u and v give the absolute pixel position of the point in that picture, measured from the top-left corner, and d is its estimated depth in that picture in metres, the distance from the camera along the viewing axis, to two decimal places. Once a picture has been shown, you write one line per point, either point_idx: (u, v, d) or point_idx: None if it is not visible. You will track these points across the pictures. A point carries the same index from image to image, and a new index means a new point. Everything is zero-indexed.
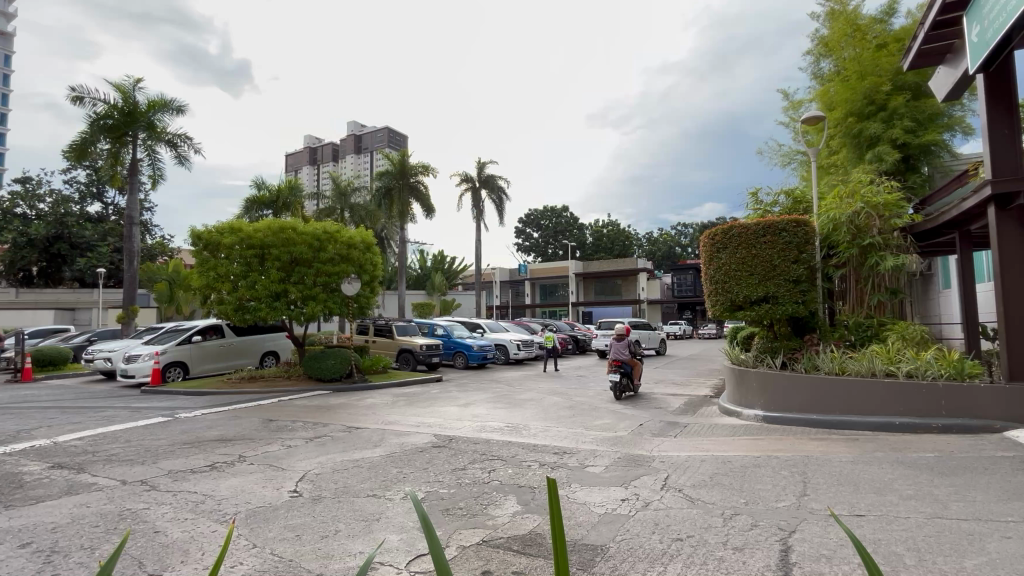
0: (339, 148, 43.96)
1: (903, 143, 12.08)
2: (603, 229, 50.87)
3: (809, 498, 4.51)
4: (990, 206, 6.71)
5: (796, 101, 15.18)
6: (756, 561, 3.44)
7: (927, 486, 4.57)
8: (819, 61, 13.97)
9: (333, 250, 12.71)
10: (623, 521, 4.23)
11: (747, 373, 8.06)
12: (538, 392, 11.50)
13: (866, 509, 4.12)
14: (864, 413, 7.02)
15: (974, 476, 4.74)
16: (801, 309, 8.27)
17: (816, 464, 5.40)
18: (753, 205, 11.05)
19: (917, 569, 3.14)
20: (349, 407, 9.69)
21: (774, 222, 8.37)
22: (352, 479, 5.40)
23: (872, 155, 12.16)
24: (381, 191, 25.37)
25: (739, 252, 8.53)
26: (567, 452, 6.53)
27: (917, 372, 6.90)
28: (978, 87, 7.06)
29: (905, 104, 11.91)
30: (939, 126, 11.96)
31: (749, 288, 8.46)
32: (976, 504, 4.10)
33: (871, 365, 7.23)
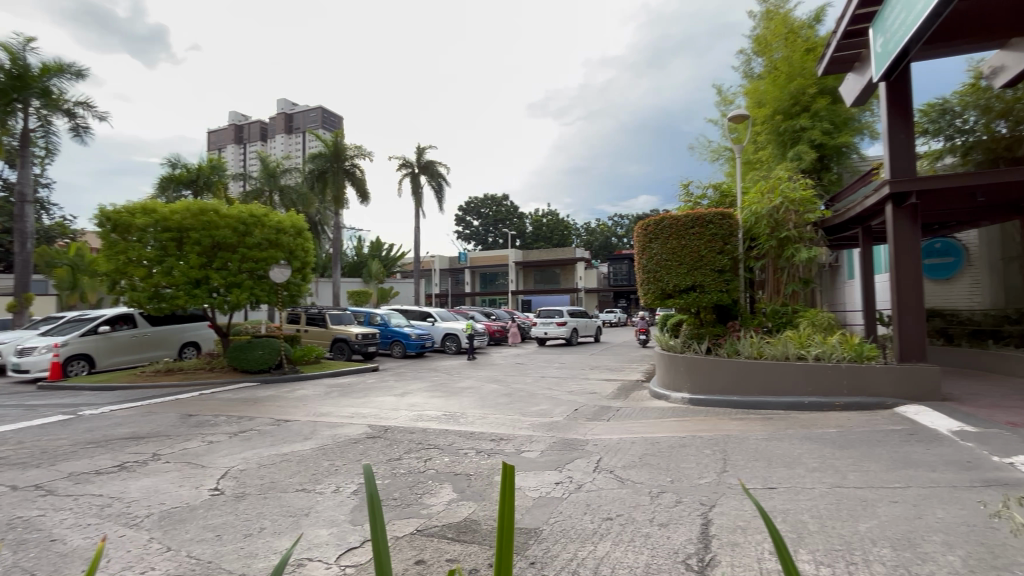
0: (268, 126, 41.56)
1: (821, 144, 13.01)
2: (543, 219, 51.50)
3: (728, 474, 4.81)
4: (888, 205, 7.34)
5: (728, 97, 15.93)
6: (679, 536, 3.63)
7: (829, 459, 5.00)
8: (751, 61, 14.70)
9: (259, 235, 11.95)
10: (556, 504, 4.34)
11: (675, 358, 8.52)
12: (477, 380, 11.52)
13: (777, 482, 4.46)
14: (778, 393, 7.55)
15: (869, 448, 5.24)
16: (725, 297, 8.79)
17: (734, 442, 5.77)
18: (684, 197, 11.58)
19: (818, 535, 3.43)
20: (279, 400, 9.26)
21: (702, 214, 8.78)
22: (279, 475, 5.17)
23: (793, 155, 13.02)
24: (314, 173, 24.29)
25: (670, 243, 8.89)
26: (503, 439, 6.57)
27: (824, 355, 7.53)
28: (881, 95, 7.68)
29: (826, 107, 12.82)
30: (851, 130, 12.96)
31: (679, 277, 8.85)
32: (869, 473, 4.53)
33: (785, 350, 7.78)
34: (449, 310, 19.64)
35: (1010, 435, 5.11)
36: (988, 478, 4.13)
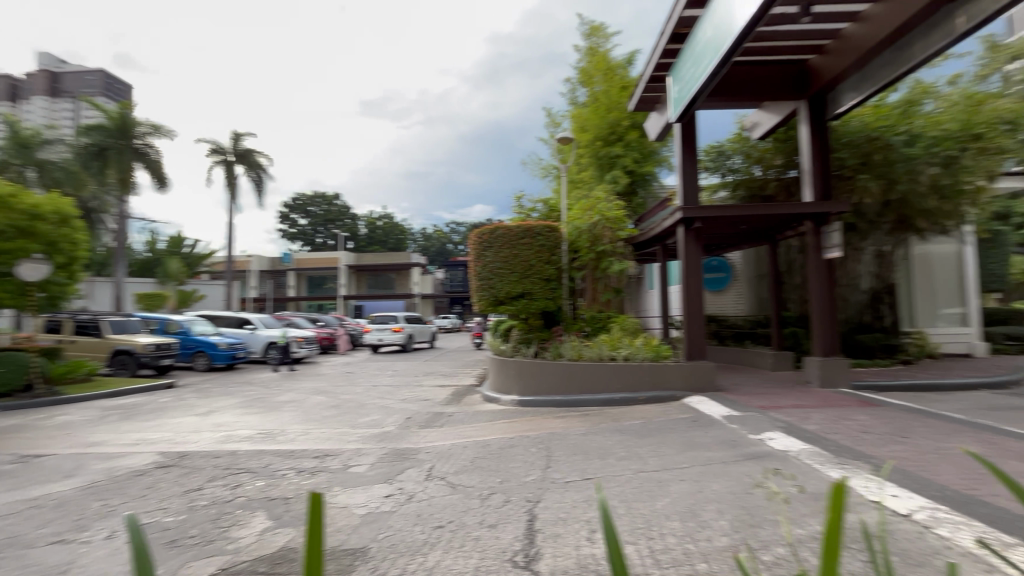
0: (21, 84, 32.98)
1: (631, 171, 14.91)
2: (377, 222, 49.87)
3: (552, 469, 5.13)
4: (680, 227, 8.67)
5: (555, 119, 17.35)
6: (507, 534, 3.74)
7: (634, 447, 5.66)
8: (575, 90, 16.24)
9: (1, 220, 9.42)
10: (385, 519, 4.14)
11: (505, 362, 8.93)
12: (300, 393, 10.55)
13: (593, 473, 4.89)
14: (594, 391, 8.34)
15: (664, 435, 6.06)
16: (551, 304, 9.45)
17: (557, 439, 6.20)
18: (516, 209, 12.23)
19: (626, 517, 3.83)
20: (27, 430, 7.29)
21: (532, 226, 9.34)
22: (23, 527, 4.03)
23: (610, 178, 14.65)
24: (90, 150, 20.15)
25: (502, 252, 9.28)
26: (328, 455, 6.09)
27: (631, 355, 8.56)
28: (676, 133, 9.03)
29: (636, 139, 14.75)
30: (653, 161, 15.07)
31: (510, 284, 9.29)
32: (664, 457, 5.24)
33: (600, 352, 8.64)
34: (274, 318, 17.59)
35: (761, 416, 6.38)
36: (748, 453, 5.08)
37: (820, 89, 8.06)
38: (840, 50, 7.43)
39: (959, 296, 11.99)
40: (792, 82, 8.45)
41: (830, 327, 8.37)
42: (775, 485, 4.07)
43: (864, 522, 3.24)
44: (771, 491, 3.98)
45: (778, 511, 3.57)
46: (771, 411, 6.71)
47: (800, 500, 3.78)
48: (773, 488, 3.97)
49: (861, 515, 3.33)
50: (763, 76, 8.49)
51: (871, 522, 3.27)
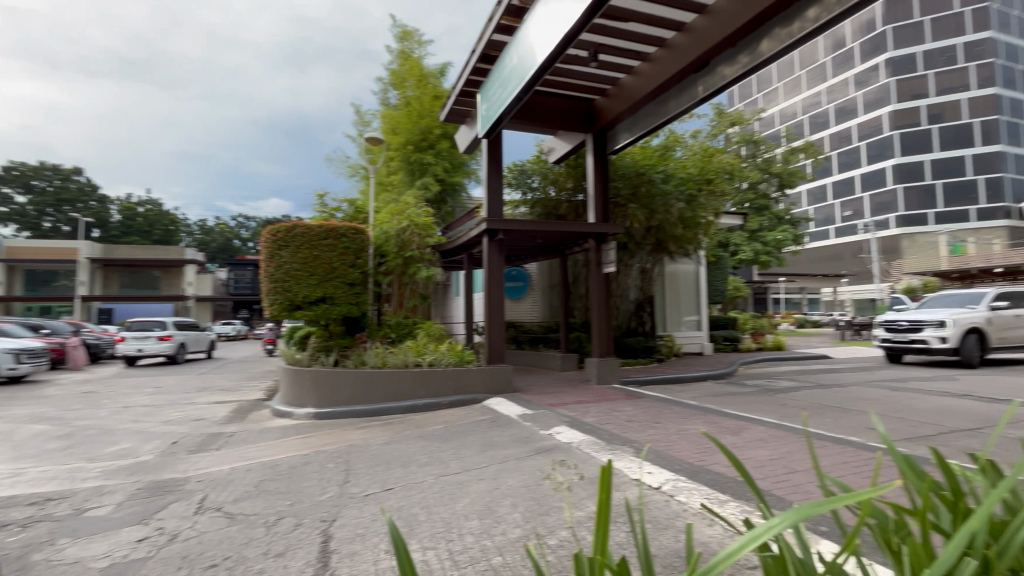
0: None
1: (441, 180, 15.18)
2: (139, 208, 41.35)
3: (350, 484, 4.85)
4: (485, 237, 9.07)
5: (364, 118, 16.75)
6: (297, 561, 3.40)
7: (436, 452, 5.70)
8: (387, 91, 15.94)
9: None
10: (136, 568, 3.39)
11: (301, 372, 8.23)
12: (8, 422, 8.05)
13: (394, 482, 4.77)
14: (398, 398, 8.17)
15: (465, 437, 6.24)
16: (354, 309, 9.00)
17: (357, 451, 5.90)
18: (318, 207, 11.40)
19: (427, 523, 3.82)
20: None
21: (335, 227, 8.79)
22: None
23: (420, 184, 14.66)
24: None
25: (300, 253, 8.53)
26: (52, 499, 4.76)
27: (436, 361, 8.61)
28: (483, 148, 9.47)
29: (447, 148, 15.07)
30: (463, 172, 15.61)
31: (309, 288, 8.58)
32: (465, 458, 5.39)
33: (405, 358, 8.52)
34: None
35: (550, 413, 7.04)
36: (539, 447, 5.55)
37: (602, 126, 9.33)
38: (617, 95, 8.70)
39: (695, 306, 15.06)
40: (581, 117, 9.58)
41: (606, 332, 9.70)
42: (561, 474, 4.51)
43: (627, 498, 3.78)
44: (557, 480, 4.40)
45: (562, 498, 3.95)
46: (559, 408, 7.46)
47: (579, 485, 4.26)
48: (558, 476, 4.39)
49: (625, 492, 3.88)
50: (558, 107, 9.45)
51: (633, 497, 3.83)
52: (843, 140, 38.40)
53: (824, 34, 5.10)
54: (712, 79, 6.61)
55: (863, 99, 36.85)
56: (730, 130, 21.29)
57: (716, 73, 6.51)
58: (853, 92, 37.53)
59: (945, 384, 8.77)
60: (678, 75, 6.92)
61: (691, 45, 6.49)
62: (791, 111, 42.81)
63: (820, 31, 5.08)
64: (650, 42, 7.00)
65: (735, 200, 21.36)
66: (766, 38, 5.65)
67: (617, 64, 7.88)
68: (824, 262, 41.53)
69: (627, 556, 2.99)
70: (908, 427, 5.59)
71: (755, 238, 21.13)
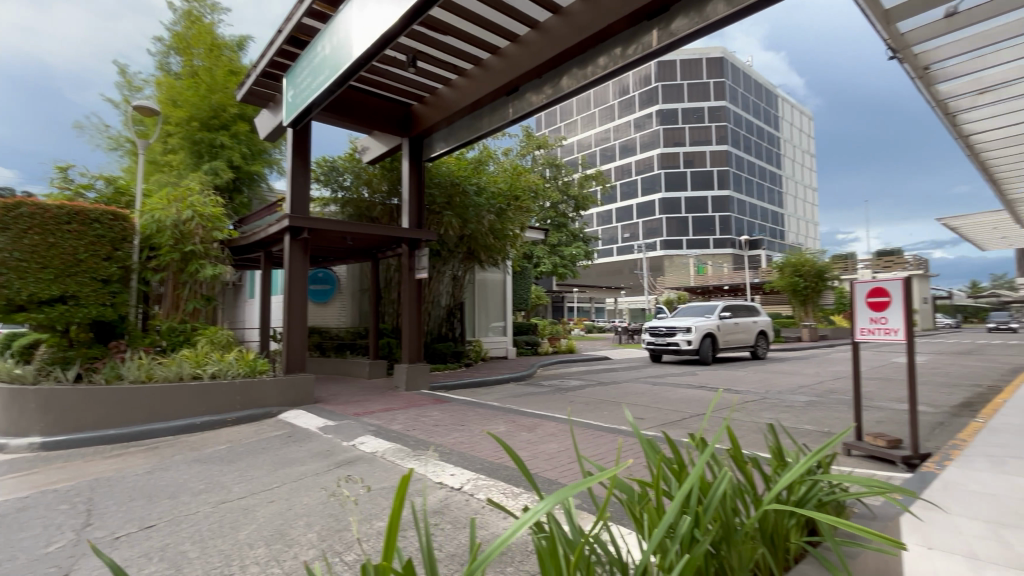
0: None
1: (236, 166, 13.42)
2: None
3: (93, 527, 3.91)
4: (286, 235, 8.30)
5: (134, 82, 13.96)
6: None
7: (215, 477, 4.95)
8: (168, 56, 13.58)
9: None
10: None
11: (22, 392, 6.42)
12: None
13: (157, 518, 4.01)
14: (167, 418, 6.89)
15: (253, 457, 5.56)
16: (108, 312, 7.37)
17: (106, 486, 4.80)
18: (60, 183, 9.14)
19: (199, 560, 3.30)
20: None
21: (85, 209, 7.12)
22: None
23: (208, 168, 12.72)
24: None
25: (28, 238, 6.66)
26: None
27: (220, 372, 7.53)
28: (288, 137, 8.68)
29: (245, 132, 13.40)
30: (263, 161, 14.06)
31: (40, 284, 6.75)
32: (252, 481, 4.79)
33: (179, 370, 7.26)
34: None
35: (354, 423, 6.73)
36: (340, 460, 5.23)
37: (419, 132, 9.35)
38: (434, 105, 8.80)
39: (501, 313, 16.04)
40: (398, 121, 9.45)
41: (416, 337, 9.70)
42: (349, 490, 4.31)
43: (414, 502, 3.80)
44: (350, 492, 4.21)
45: (352, 511, 3.76)
46: (364, 417, 7.18)
47: (379, 496, 4.15)
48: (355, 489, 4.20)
49: (415, 498, 3.88)
50: (374, 107, 9.17)
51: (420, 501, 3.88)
52: (625, 173, 45.19)
53: (611, 81, 5.91)
54: (521, 104, 7.13)
55: (640, 140, 43.97)
56: (537, 152, 23.35)
57: (525, 99, 7.03)
58: (634, 133, 44.53)
59: (688, 379, 10.88)
60: (492, 95, 7.30)
61: (504, 69, 6.91)
62: (587, 142, 48.78)
63: (608, 77, 5.88)
64: (466, 58, 7.26)
65: (540, 216, 23.43)
66: (566, 75, 6.32)
67: (435, 74, 7.98)
68: (608, 276, 47.98)
69: (410, 556, 2.99)
70: (663, 416, 6.78)
71: (555, 252, 23.43)
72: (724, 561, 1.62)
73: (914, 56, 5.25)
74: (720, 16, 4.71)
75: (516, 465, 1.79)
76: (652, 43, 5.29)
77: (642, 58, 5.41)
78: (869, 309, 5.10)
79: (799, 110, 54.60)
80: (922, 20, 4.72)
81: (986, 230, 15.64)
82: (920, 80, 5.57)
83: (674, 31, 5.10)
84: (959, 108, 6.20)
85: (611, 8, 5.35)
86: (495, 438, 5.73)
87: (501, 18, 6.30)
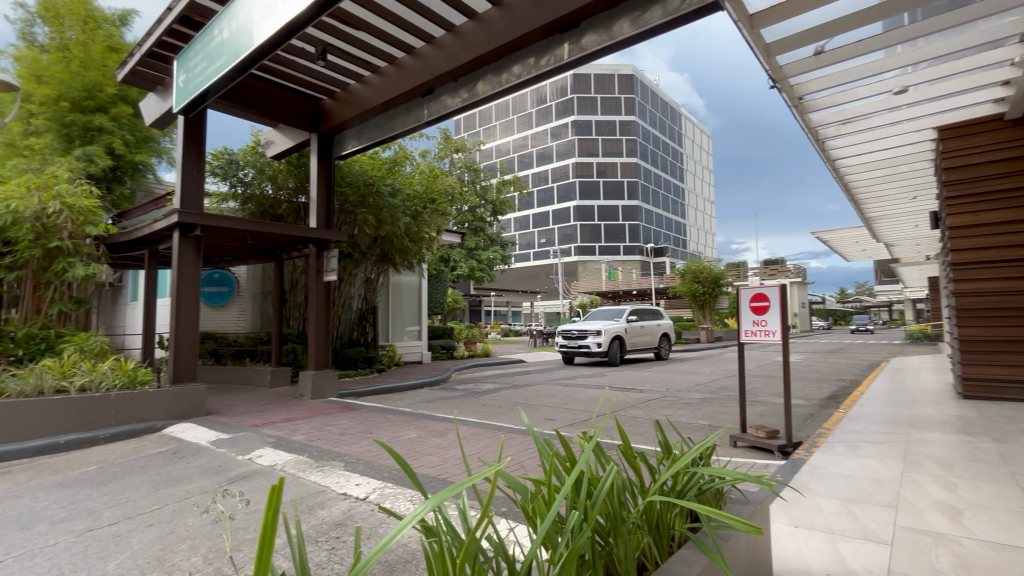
0: None
1: (116, 154, 12.03)
2: None
3: None
4: (175, 232, 7.59)
5: None
6: None
7: (82, 502, 4.38)
8: (32, 25, 11.93)
9: None
10: None
11: None
12: None
13: (4, 554, 3.47)
14: (22, 438, 5.92)
15: (130, 477, 4.98)
16: None
17: None
18: None
19: None
20: None
21: None
22: None
23: (81, 154, 11.24)
24: None
25: None
26: None
27: (91, 385, 6.70)
28: (179, 126, 7.94)
29: (127, 116, 12.08)
30: (148, 150, 12.75)
31: None
32: (128, 504, 4.29)
33: (39, 383, 6.36)
34: None
35: (252, 435, 6.27)
36: (233, 476, 4.84)
37: (329, 129, 8.95)
38: (345, 101, 8.48)
39: (416, 317, 15.77)
40: (306, 115, 8.99)
41: (324, 343, 9.27)
42: (222, 504, 3.97)
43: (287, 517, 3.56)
44: (236, 509, 3.90)
45: (240, 532, 3.48)
46: (263, 428, 6.71)
47: (266, 514, 3.87)
48: (241, 505, 3.89)
49: (306, 513, 3.65)
50: (280, 98, 8.65)
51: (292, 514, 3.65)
52: (542, 180, 46.34)
53: (524, 89, 6.02)
54: (436, 106, 7.05)
55: (557, 149, 45.36)
56: (455, 155, 23.32)
57: (440, 101, 6.97)
58: (550, 142, 45.82)
59: (598, 380, 11.33)
60: (406, 94, 7.16)
61: (419, 70, 6.81)
62: (505, 148, 49.44)
63: (522, 86, 5.99)
64: (379, 55, 7.07)
65: (457, 219, 23.35)
66: (481, 80, 6.36)
67: (346, 69, 7.69)
68: (524, 280, 48.74)
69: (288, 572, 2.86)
70: (572, 416, 6.99)
71: (472, 256, 23.43)
72: (610, 552, 1.72)
73: (790, 87, 5.88)
74: (626, 36, 4.97)
75: (398, 464, 1.63)
76: (563, 55, 5.47)
77: (554, 69, 5.57)
78: (753, 313, 5.61)
79: (700, 129, 59.14)
80: (796, 55, 5.30)
81: (849, 244, 17.83)
82: (796, 109, 6.25)
83: (584, 46, 5.31)
84: (827, 136, 7.03)
85: (525, 19, 5.47)
86: (387, 444, 5.65)
87: (415, 18, 6.21)
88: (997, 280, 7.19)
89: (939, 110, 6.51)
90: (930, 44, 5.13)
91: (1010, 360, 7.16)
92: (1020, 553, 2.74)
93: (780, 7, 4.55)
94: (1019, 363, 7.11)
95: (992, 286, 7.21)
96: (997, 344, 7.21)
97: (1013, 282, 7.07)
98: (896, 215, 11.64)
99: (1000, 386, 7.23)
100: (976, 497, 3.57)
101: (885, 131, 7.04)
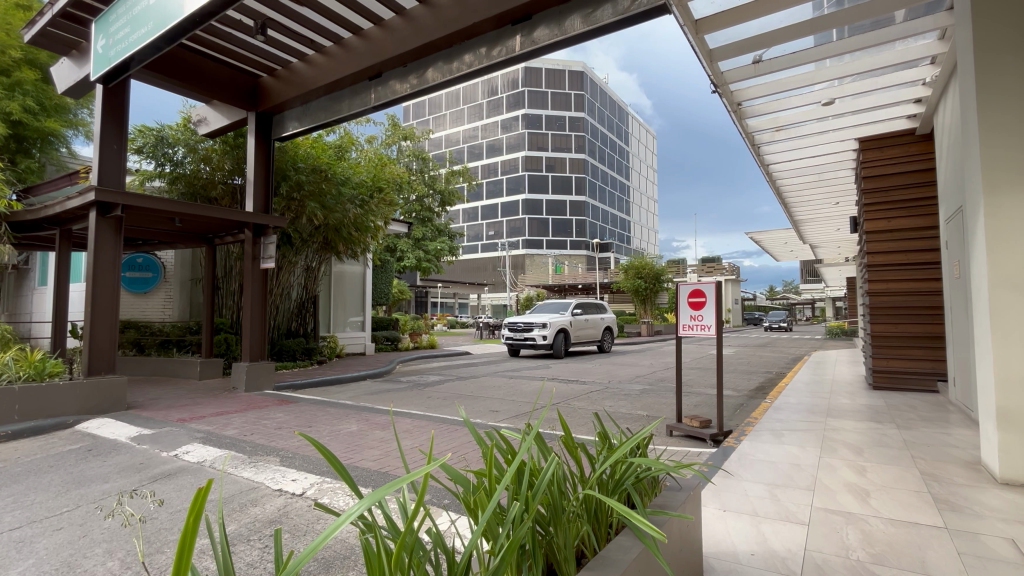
0: None
1: (20, 122, 10.84)
2: None
3: None
4: (91, 211, 6.97)
5: None
6: None
7: None
8: None
9: None
10: None
11: None
12: None
13: None
14: None
15: (37, 478, 4.55)
16: None
17: None
18: None
19: None
20: None
21: None
22: None
23: None
24: None
25: None
26: None
27: None
28: (98, 96, 7.26)
29: (33, 82, 10.93)
30: (61, 119, 11.67)
31: None
32: (31, 507, 3.90)
33: None
34: None
35: (178, 430, 5.90)
36: (157, 474, 4.53)
37: (268, 108, 8.50)
38: (287, 79, 8.08)
39: (360, 308, 15.37)
40: (243, 92, 8.50)
41: (260, 334, 8.85)
42: (136, 508, 3.68)
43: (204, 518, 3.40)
44: (153, 514, 3.62)
45: (160, 537, 3.25)
46: (191, 423, 6.34)
47: (183, 517, 3.62)
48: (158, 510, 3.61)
49: (237, 514, 3.47)
50: (214, 72, 8.12)
51: (210, 515, 3.50)
52: (491, 172, 46.23)
53: (476, 80, 5.93)
54: (383, 90, 6.79)
55: (507, 142, 45.42)
56: (403, 143, 22.89)
57: (389, 85, 6.70)
58: (501, 134, 45.74)
59: (542, 372, 11.49)
60: (352, 77, 6.89)
61: (366, 51, 6.57)
62: (455, 137, 48.89)
63: (473, 76, 5.90)
64: (325, 34, 6.78)
65: (404, 209, 22.90)
66: (432, 67, 6.20)
67: (287, 45, 7.31)
68: (471, 271, 48.42)
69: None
70: (516, 408, 7.05)
71: (419, 246, 23.05)
72: (551, 541, 1.74)
73: (731, 93, 6.12)
74: (578, 32, 4.97)
75: (331, 458, 1.54)
76: (515, 47, 5.42)
77: (506, 61, 5.53)
78: (690, 308, 5.85)
79: (645, 129, 60.99)
80: (737, 62, 5.54)
81: (778, 244, 18.96)
82: (735, 114, 6.53)
83: (536, 39, 5.29)
84: (762, 142, 7.39)
85: (476, 8, 5.40)
86: (323, 439, 5.48)
87: None
88: (905, 281, 7.86)
89: (861, 122, 7.01)
90: (856, 61, 5.49)
91: (913, 354, 7.86)
92: (917, 529, 3.03)
93: (723, 14, 4.72)
94: (920, 357, 7.81)
95: (901, 286, 7.88)
96: (903, 339, 7.89)
97: (917, 283, 7.75)
98: (821, 219, 12.52)
99: (906, 377, 7.91)
100: (882, 479, 3.90)
101: (814, 139, 7.50)
